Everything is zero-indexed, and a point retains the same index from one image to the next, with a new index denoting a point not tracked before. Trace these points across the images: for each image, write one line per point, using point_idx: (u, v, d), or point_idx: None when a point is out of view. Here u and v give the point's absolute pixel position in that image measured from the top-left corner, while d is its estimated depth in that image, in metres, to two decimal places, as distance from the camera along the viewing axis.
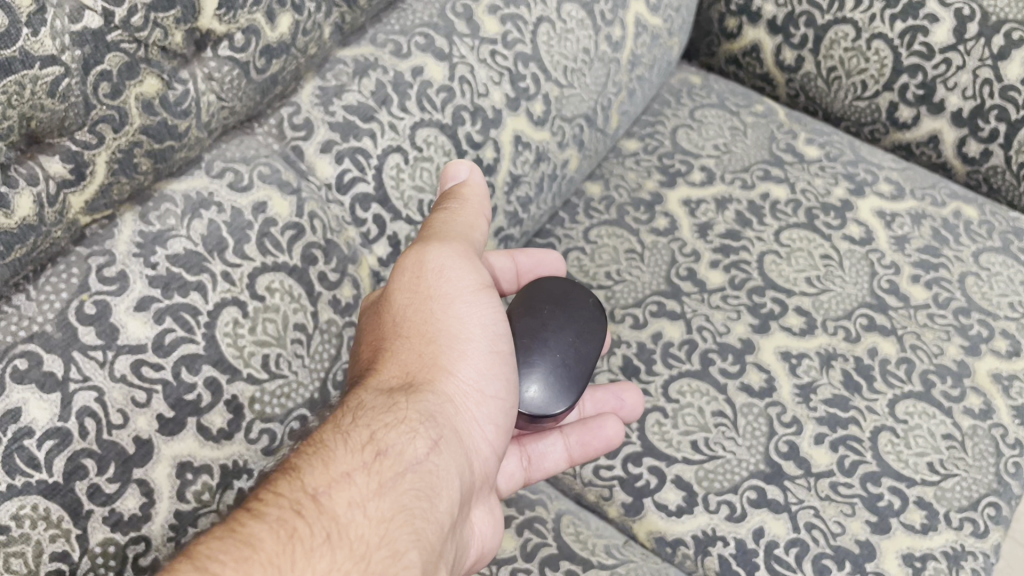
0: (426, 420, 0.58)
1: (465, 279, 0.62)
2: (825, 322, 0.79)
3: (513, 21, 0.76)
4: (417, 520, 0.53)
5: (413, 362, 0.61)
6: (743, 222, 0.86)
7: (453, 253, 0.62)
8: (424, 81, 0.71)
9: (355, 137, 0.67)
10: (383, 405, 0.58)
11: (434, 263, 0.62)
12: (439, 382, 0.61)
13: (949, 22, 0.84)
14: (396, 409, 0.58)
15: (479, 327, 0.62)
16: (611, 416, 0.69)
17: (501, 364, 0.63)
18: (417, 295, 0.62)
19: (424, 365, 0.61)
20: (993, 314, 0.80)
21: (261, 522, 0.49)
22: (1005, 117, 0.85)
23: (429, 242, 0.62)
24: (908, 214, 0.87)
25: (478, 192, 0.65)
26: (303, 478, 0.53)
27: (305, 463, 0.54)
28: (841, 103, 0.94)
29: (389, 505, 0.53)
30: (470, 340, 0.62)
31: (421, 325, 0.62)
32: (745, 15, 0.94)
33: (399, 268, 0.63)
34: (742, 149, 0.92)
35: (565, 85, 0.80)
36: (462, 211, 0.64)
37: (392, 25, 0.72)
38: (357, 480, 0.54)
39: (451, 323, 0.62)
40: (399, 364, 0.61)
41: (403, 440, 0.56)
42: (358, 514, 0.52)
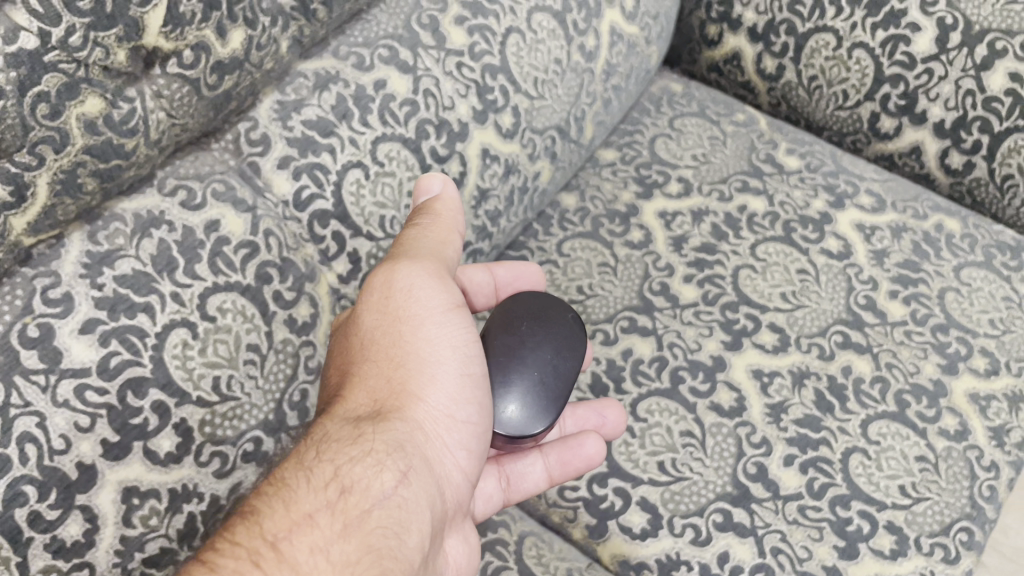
0: (393, 452, 0.57)
1: (434, 299, 0.62)
2: (798, 339, 0.77)
3: (481, 32, 0.74)
4: (385, 559, 0.52)
5: (381, 389, 0.60)
6: (719, 235, 0.84)
7: (421, 272, 0.61)
8: (386, 94, 0.69)
9: (313, 153, 0.66)
10: (348, 438, 0.57)
11: (402, 284, 0.61)
12: (408, 409, 0.60)
13: (931, 32, 0.82)
14: (361, 441, 0.57)
15: (449, 348, 0.62)
16: (591, 434, 0.68)
17: (473, 387, 0.62)
18: (386, 316, 0.62)
19: (392, 392, 0.60)
20: (972, 331, 0.79)
21: None
22: (988, 128, 0.82)
23: (398, 262, 0.61)
24: (889, 227, 0.85)
25: (450, 207, 0.65)
26: (263, 523, 0.51)
27: (266, 505, 0.53)
28: (823, 112, 0.92)
29: (354, 546, 0.51)
30: (440, 362, 0.61)
31: (390, 349, 0.61)
32: (726, 22, 0.93)
33: (368, 291, 0.62)
34: (721, 160, 0.90)
35: (536, 96, 0.78)
36: (431, 228, 0.63)
37: (356, 37, 0.70)
38: (320, 521, 0.52)
39: (421, 346, 0.61)
40: (367, 392, 0.60)
41: (368, 474, 0.55)
42: (322, 558, 0.50)
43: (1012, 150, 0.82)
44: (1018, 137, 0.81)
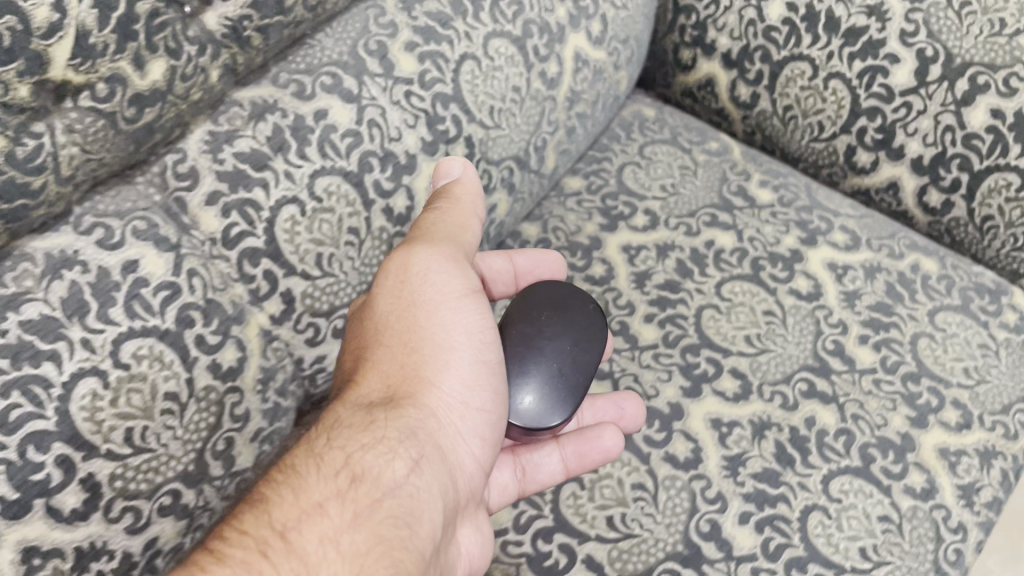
0: (405, 440, 0.57)
1: (450, 284, 0.62)
2: (761, 387, 0.74)
3: (433, 59, 0.71)
4: (395, 551, 0.52)
5: (394, 375, 0.60)
6: (684, 272, 0.81)
7: (437, 258, 0.61)
8: (327, 125, 0.66)
9: (245, 188, 0.62)
10: (360, 425, 0.57)
11: (418, 269, 0.61)
12: (421, 396, 0.59)
13: (911, 64, 0.79)
14: (373, 428, 0.57)
15: (464, 335, 0.62)
16: (609, 427, 0.67)
17: (487, 375, 0.62)
18: (401, 301, 0.61)
19: (405, 377, 0.60)
20: (945, 381, 0.75)
21: (225, 567, 0.47)
22: (967, 166, 0.79)
23: (414, 247, 0.61)
24: (862, 267, 0.81)
25: (469, 192, 0.64)
26: (272, 512, 0.51)
27: (276, 493, 0.52)
28: (798, 143, 0.88)
29: (365, 537, 0.51)
30: (453, 348, 0.61)
31: (404, 334, 0.61)
32: (700, 46, 0.89)
33: (383, 275, 0.62)
34: (690, 192, 0.87)
35: (492, 126, 0.75)
36: (450, 212, 0.63)
37: (297, 64, 0.67)
38: (330, 510, 0.52)
39: (435, 332, 0.61)
40: (379, 377, 0.60)
41: (381, 462, 0.55)
42: (331, 549, 0.50)
43: (992, 190, 0.78)
44: (998, 177, 0.77)
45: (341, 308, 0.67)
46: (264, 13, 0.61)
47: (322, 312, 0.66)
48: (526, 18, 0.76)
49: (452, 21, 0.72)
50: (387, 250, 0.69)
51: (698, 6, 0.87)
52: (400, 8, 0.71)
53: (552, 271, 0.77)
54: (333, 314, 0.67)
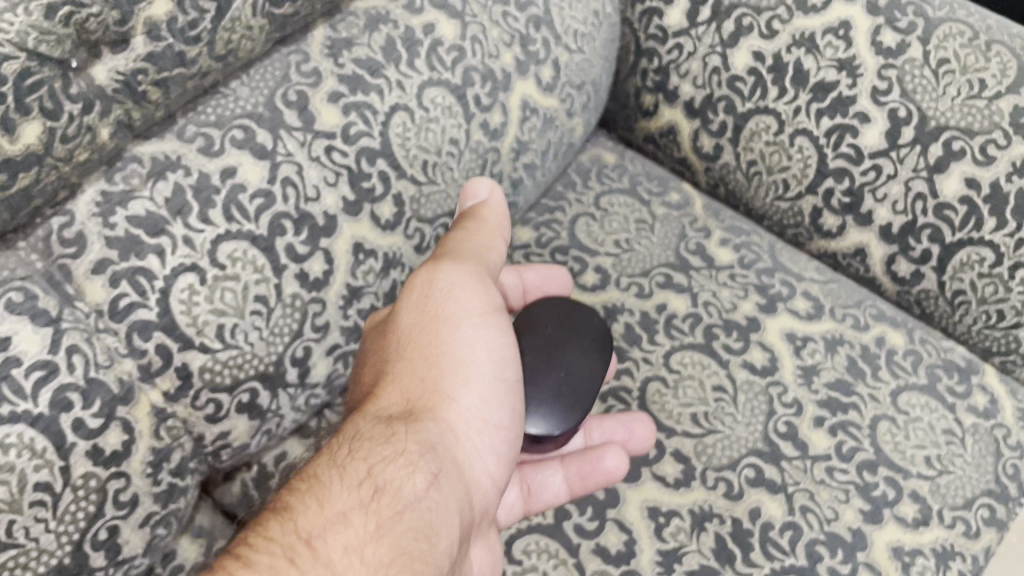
0: (427, 453, 0.55)
1: (472, 304, 0.62)
2: (704, 472, 0.69)
3: (359, 110, 0.65)
4: (417, 564, 0.49)
5: (414, 389, 0.59)
6: (632, 338, 0.76)
7: (461, 276, 0.62)
8: (235, 185, 0.60)
9: (137, 255, 0.56)
10: (381, 437, 0.54)
11: (443, 284, 0.61)
12: (443, 407, 0.58)
13: (882, 124, 0.73)
14: (394, 439, 0.54)
15: (485, 353, 0.61)
16: (612, 448, 0.67)
17: (508, 394, 0.62)
18: (424, 316, 0.61)
19: (425, 393, 0.58)
20: (904, 471, 0.70)
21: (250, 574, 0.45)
22: (938, 237, 0.73)
23: (438, 265, 0.62)
24: (822, 339, 0.76)
25: (496, 213, 0.67)
26: (296, 520, 0.49)
27: (299, 502, 0.50)
28: (762, 201, 0.82)
29: (387, 548, 0.49)
30: (475, 364, 0.60)
31: (426, 349, 0.60)
32: (662, 92, 0.84)
33: (409, 289, 0.62)
34: (645, 249, 0.82)
35: (425, 181, 0.69)
36: (476, 233, 0.66)
37: (207, 115, 0.61)
38: (354, 520, 0.50)
39: (456, 348, 0.60)
40: (400, 392, 0.58)
41: (403, 471, 0.53)
42: (355, 559, 0.48)
43: (964, 264, 0.73)
44: (971, 251, 0.72)
45: (246, 382, 0.62)
46: (162, 66, 0.55)
47: (224, 387, 0.61)
48: (467, 65, 0.71)
49: (383, 69, 0.67)
50: (300, 318, 0.63)
51: (661, 50, 0.82)
52: (326, 54, 0.65)
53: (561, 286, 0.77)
54: (236, 388, 0.61)
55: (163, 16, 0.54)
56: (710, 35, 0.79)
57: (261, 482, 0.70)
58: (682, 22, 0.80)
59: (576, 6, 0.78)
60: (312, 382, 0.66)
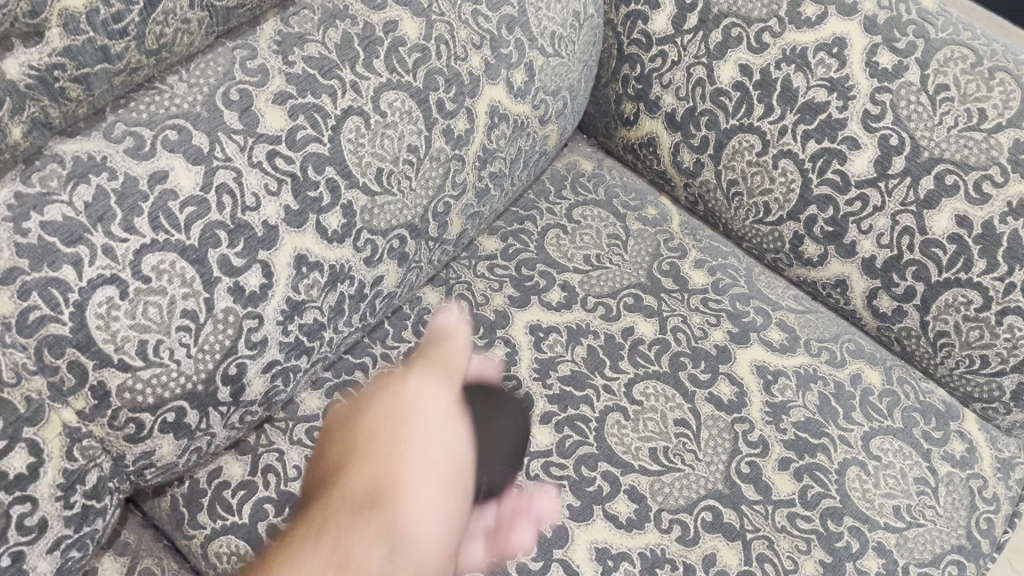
0: (386, 543, 0.59)
1: (425, 481, 0.62)
2: (658, 513, 0.65)
3: (307, 113, 0.61)
4: None
5: (368, 539, 0.59)
6: (595, 363, 0.72)
7: (412, 446, 0.64)
8: (165, 191, 0.56)
9: (50, 266, 0.52)
10: (344, 536, 0.60)
11: (400, 428, 0.65)
12: (405, 491, 0.62)
13: (871, 152, 0.69)
14: (357, 530, 0.60)
15: (435, 468, 0.63)
16: (524, 522, 0.64)
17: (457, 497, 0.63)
18: (372, 460, 0.63)
19: (378, 487, 0.62)
20: (871, 523, 0.66)
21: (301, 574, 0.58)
22: (924, 275, 0.69)
23: (387, 446, 0.64)
24: (794, 374, 0.72)
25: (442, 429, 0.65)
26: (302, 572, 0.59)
27: (295, 554, 0.60)
28: (741, 223, 0.79)
29: None
30: (427, 543, 0.60)
31: (371, 490, 0.62)
32: (644, 102, 0.80)
33: (360, 458, 0.64)
34: (616, 267, 0.78)
35: (379, 191, 0.65)
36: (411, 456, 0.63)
37: (140, 112, 0.56)
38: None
39: (412, 501, 0.61)
40: (372, 535, 0.60)
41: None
42: None
43: (949, 305, 0.69)
44: (957, 292, 0.68)
45: (171, 401, 0.58)
46: (82, 61, 0.51)
47: (145, 407, 0.57)
48: (431, 68, 0.66)
49: (337, 69, 0.62)
50: (234, 334, 0.59)
51: (644, 57, 0.78)
52: (274, 51, 0.61)
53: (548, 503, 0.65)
54: (160, 407, 0.57)
55: (81, 7, 0.49)
56: (695, 44, 0.75)
57: (192, 499, 0.64)
58: (667, 29, 0.76)
59: (555, 6, 0.73)
60: (246, 400, 0.62)
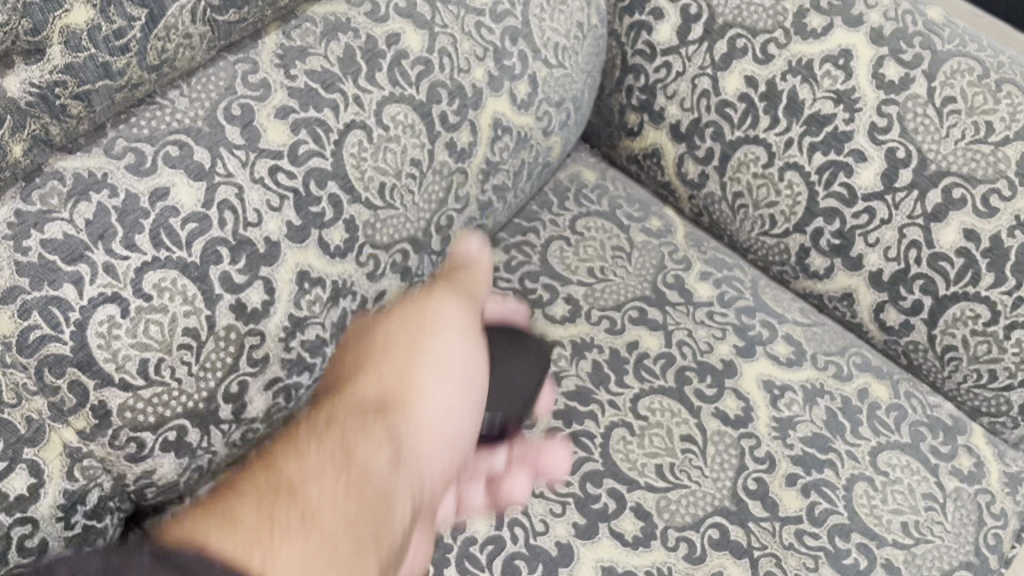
0: (390, 441, 0.59)
1: (453, 348, 0.64)
2: (665, 531, 0.64)
3: (310, 127, 0.60)
4: (377, 530, 0.53)
5: (391, 385, 0.62)
6: (599, 378, 0.71)
7: (453, 302, 0.66)
8: (167, 208, 0.55)
9: (51, 285, 0.51)
10: (356, 425, 0.59)
11: (433, 309, 0.66)
12: (413, 402, 0.62)
13: (878, 164, 0.69)
14: (367, 427, 0.59)
15: (460, 375, 0.63)
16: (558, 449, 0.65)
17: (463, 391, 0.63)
18: (410, 327, 0.65)
19: (397, 389, 0.62)
20: (879, 540, 0.65)
21: (246, 504, 0.51)
22: (931, 289, 0.69)
23: (427, 299, 0.66)
24: (801, 389, 0.72)
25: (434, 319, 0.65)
26: (279, 472, 0.54)
27: (282, 459, 0.55)
28: (747, 234, 0.78)
29: (352, 510, 0.53)
30: (450, 374, 0.63)
31: (403, 349, 0.64)
32: (648, 113, 0.79)
33: (398, 308, 0.66)
34: (621, 279, 0.77)
35: (382, 206, 0.64)
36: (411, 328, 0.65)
37: (141, 128, 0.56)
38: (326, 481, 0.54)
39: (439, 350, 0.64)
40: (374, 385, 0.62)
41: (371, 449, 0.57)
42: (329, 507, 0.52)
43: (957, 320, 0.68)
44: (965, 306, 0.68)
45: (172, 419, 0.57)
46: (82, 78, 0.51)
47: (147, 426, 0.56)
48: (434, 81, 0.66)
49: (340, 83, 0.62)
50: (235, 352, 0.58)
51: (648, 68, 0.78)
52: (276, 65, 0.60)
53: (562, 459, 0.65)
54: (162, 426, 0.57)
55: (83, 24, 0.49)
56: (700, 55, 0.75)
57: None
58: (671, 40, 0.76)
59: (558, 18, 0.73)
60: (248, 418, 0.61)
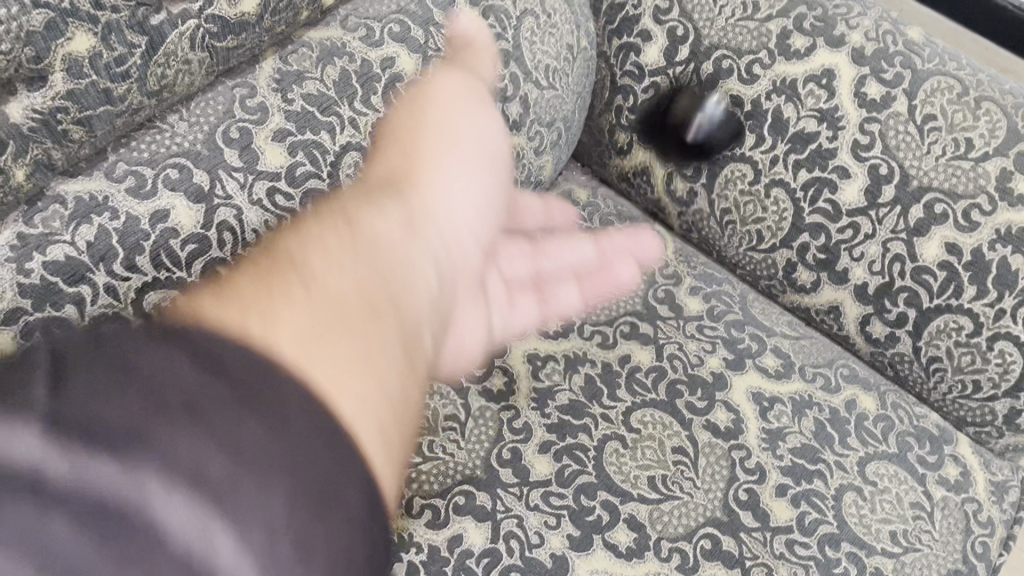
0: (332, 279, 0.54)
1: (476, 135, 0.71)
2: (658, 542, 0.65)
3: (307, 149, 0.62)
4: (362, 376, 0.49)
5: (395, 159, 0.67)
6: (592, 392, 0.73)
7: (454, 85, 0.69)
8: (167, 230, 0.56)
9: (53, 305, 0.53)
10: (344, 246, 0.57)
11: (436, 96, 0.69)
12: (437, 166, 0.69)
13: (861, 181, 0.70)
14: (352, 250, 0.57)
15: (477, 184, 0.71)
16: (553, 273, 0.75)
17: (482, 184, 0.71)
18: (413, 118, 0.68)
19: (405, 155, 0.68)
20: (868, 548, 0.66)
21: (248, 308, 0.48)
22: (915, 301, 0.70)
23: (437, 82, 0.69)
24: (790, 401, 0.73)
25: (441, 97, 0.69)
26: (278, 325, 0.47)
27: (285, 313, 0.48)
28: (735, 250, 0.80)
29: (339, 359, 0.48)
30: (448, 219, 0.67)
31: (394, 175, 0.66)
32: (637, 131, 0.82)
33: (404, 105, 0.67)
34: (612, 295, 0.79)
35: None
36: (406, 129, 0.68)
37: (139, 151, 0.57)
38: (296, 324, 0.48)
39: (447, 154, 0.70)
40: (384, 163, 0.66)
41: (372, 217, 0.61)
42: (294, 332, 0.47)
43: (940, 331, 0.70)
44: (948, 318, 0.69)
45: None
46: (84, 104, 0.52)
47: None
48: None
49: (336, 106, 0.63)
50: None
51: (637, 88, 0.80)
52: (274, 89, 0.62)
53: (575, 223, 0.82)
54: None
55: (84, 52, 0.51)
56: (687, 76, 0.77)
57: None
58: (659, 61, 0.78)
59: (549, 41, 0.74)
60: None
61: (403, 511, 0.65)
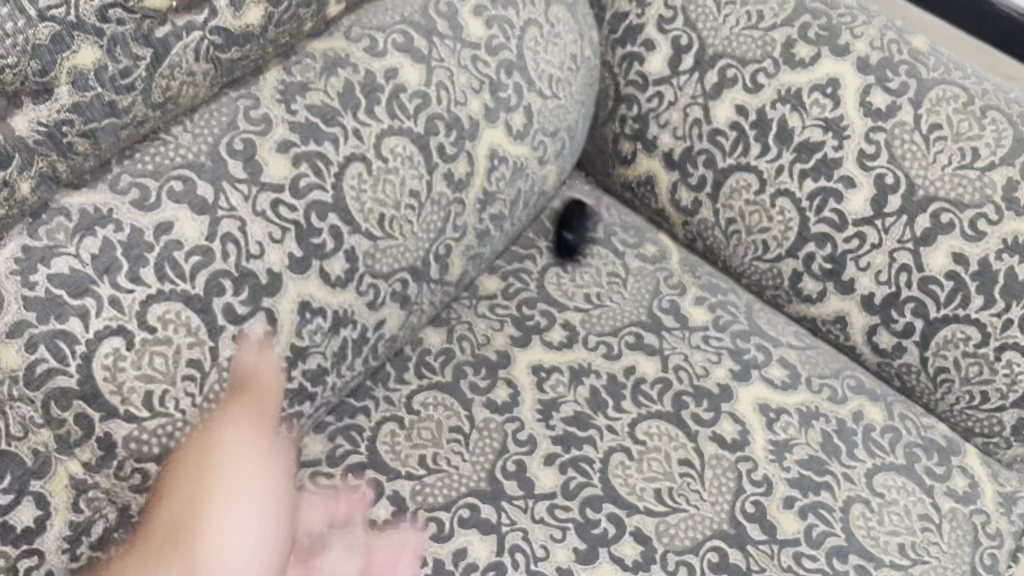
0: (178, 531, 0.54)
1: (268, 471, 0.58)
2: (664, 555, 0.65)
3: (310, 160, 0.61)
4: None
5: (185, 481, 0.56)
6: (597, 404, 0.72)
7: (241, 445, 0.58)
8: (170, 242, 0.56)
9: (58, 319, 0.52)
10: (188, 499, 0.55)
11: (220, 451, 0.57)
12: (217, 456, 0.57)
13: (867, 191, 0.70)
14: (184, 513, 0.55)
15: (276, 495, 0.58)
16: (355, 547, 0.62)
17: (275, 485, 0.58)
18: (192, 462, 0.57)
19: (196, 485, 0.56)
20: (876, 560, 0.66)
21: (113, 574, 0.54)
22: (922, 312, 0.70)
23: (218, 429, 0.58)
24: (796, 412, 0.73)
25: (220, 442, 0.57)
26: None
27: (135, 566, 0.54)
28: (741, 259, 0.79)
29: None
30: (251, 532, 0.56)
31: (194, 489, 0.56)
32: (641, 141, 0.80)
33: (181, 456, 0.57)
34: (617, 305, 0.78)
35: (381, 236, 0.65)
36: (195, 462, 0.57)
37: (144, 163, 0.57)
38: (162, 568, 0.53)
39: (224, 486, 0.56)
40: (179, 487, 0.56)
41: (189, 491, 0.56)
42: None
43: (948, 342, 0.70)
44: (956, 328, 0.69)
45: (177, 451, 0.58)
46: (89, 117, 0.52)
47: (151, 456, 0.57)
48: (431, 113, 0.67)
49: (340, 117, 0.63)
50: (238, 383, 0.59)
51: (641, 97, 0.79)
52: (277, 100, 0.61)
53: (409, 547, 0.63)
54: (166, 457, 0.58)
55: (90, 65, 0.51)
56: (692, 85, 0.76)
57: None
58: (664, 70, 0.78)
59: (552, 50, 0.74)
60: None
61: (407, 524, 0.65)
